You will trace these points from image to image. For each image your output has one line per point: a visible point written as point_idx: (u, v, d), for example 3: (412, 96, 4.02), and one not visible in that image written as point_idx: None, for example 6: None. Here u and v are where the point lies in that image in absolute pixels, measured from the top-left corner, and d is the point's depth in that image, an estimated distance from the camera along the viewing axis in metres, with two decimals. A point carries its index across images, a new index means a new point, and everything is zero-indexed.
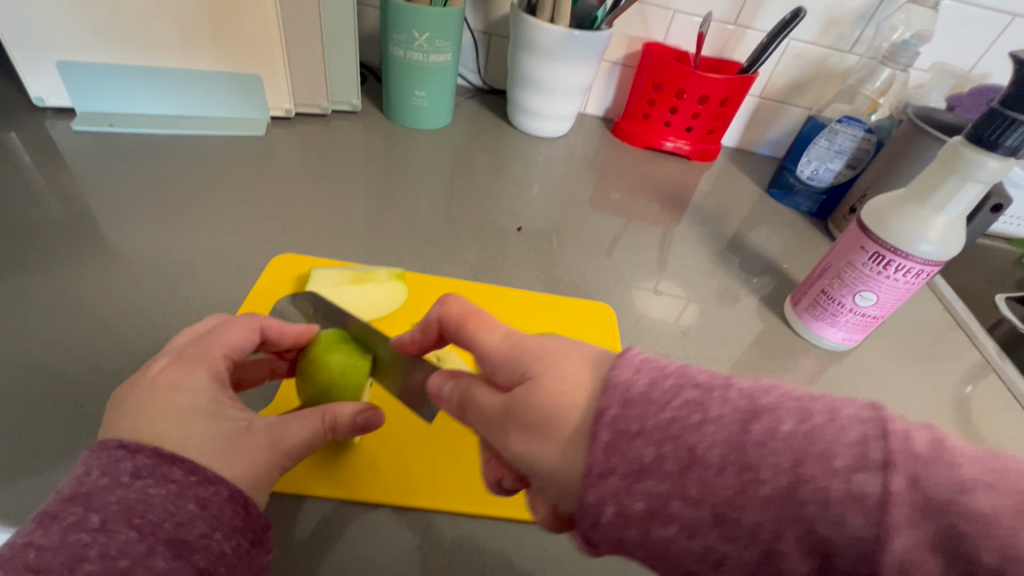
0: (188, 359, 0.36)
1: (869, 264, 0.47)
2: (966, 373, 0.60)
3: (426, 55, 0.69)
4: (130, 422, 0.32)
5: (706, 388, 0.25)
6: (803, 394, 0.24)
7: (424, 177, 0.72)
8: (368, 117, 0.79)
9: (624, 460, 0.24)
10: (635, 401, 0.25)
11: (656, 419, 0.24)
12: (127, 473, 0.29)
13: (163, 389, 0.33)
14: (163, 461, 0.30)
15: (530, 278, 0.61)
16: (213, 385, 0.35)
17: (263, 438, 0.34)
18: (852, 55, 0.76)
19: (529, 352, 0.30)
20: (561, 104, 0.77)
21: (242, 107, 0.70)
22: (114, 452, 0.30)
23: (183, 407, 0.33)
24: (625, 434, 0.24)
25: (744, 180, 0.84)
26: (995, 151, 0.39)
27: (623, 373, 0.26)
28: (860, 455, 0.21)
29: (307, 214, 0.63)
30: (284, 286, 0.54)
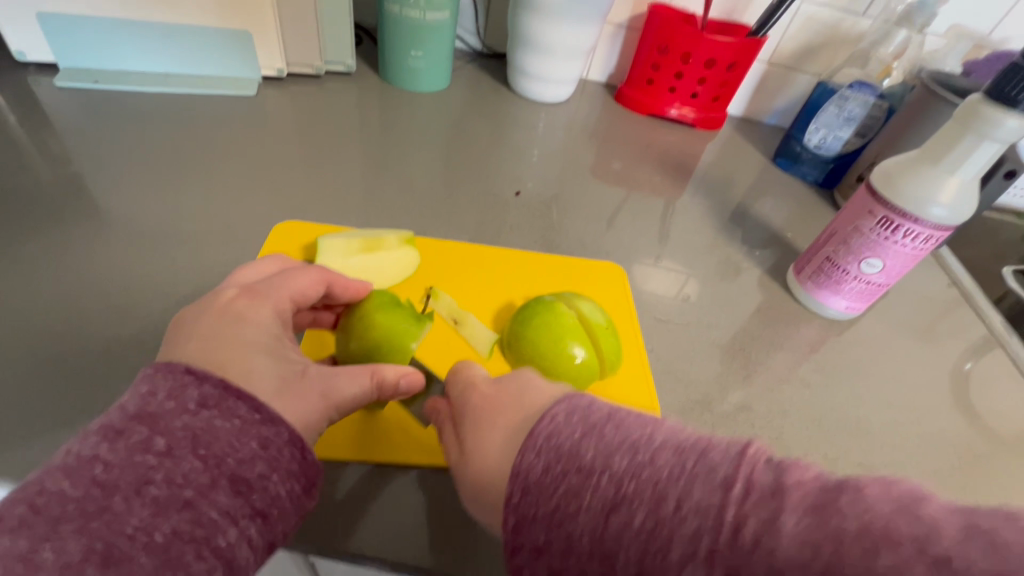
0: (260, 295, 0.36)
1: (878, 229, 0.45)
2: (969, 346, 0.59)
3: (423, 13, 0.67)
4: (197, 343, 0.32)
5: (588, 470, 0.25)
6: (660, 472, 0.23)
7: (422, 142, 0.70)
8: (364, 79, 0.76)
9: (529, 541, 0.25)
10: (531, 488, 0.26)
11: (546, 507, 0.25)
12: (194, 402, 0.29)
13: (236, 318, 0.34)
14: (228, 395, 0.29)
15: (527, 244, 0.60)
16: (277, 325, 0.35)
17: (316, 386, 0.33)
18: (866, 18, 0.73)
19: (483, 405, 0.32)
20: (563, 68, 0.75)
21: (232, 66, 0.68)
22: (182, 377, 0.29)
23: (249, 341, 0.33)
24: (526, 518, 0.25)
25: (750, 149, 0.82)
26: (1015, 108, 0.38)
27: (524, 457, 0.26)
28: (688, 553, 0.21)
29: (300, 177, 0.62)
30: (289, 252, 0.52)
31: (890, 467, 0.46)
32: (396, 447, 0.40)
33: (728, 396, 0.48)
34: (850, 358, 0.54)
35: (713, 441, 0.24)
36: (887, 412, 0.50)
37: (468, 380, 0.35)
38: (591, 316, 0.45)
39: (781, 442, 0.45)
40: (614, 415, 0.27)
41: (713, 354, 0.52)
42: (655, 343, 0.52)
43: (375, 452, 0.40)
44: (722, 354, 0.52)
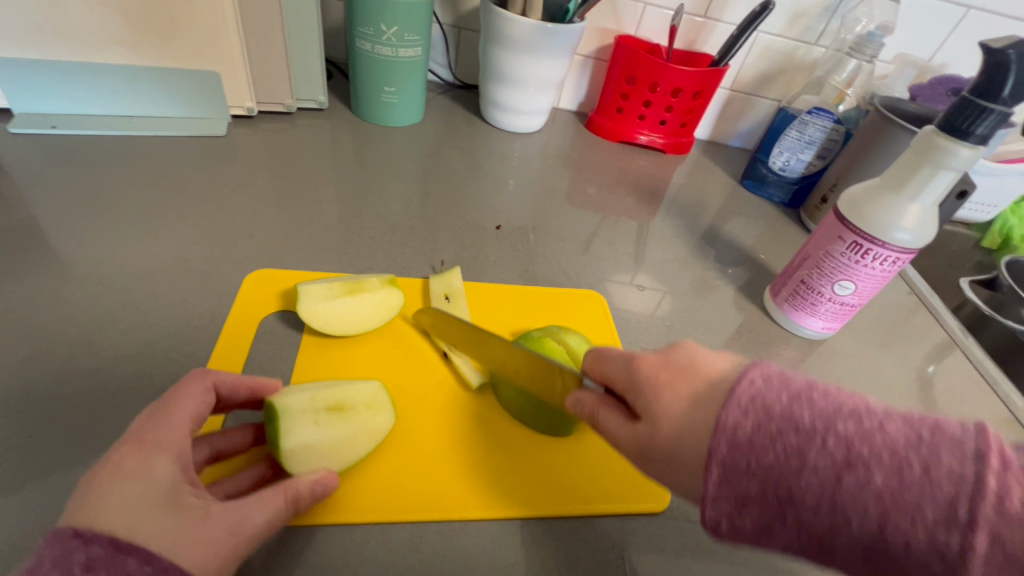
0: (146, 443, 0.31)
1: (848, 253, 0.47)
2: (934, 353, 0.62)
3: (394, 50, 0.66)
4: (83, 515, 0.27)
5: (808, 431, 0.26)
6: (895, 439, 0.25)
7: (396, 176, 0.70)
8: (336, 114, 0.76)
9: (734, 491, 0.27)
10: (743, 444, 0.27)
11: (762, 460, 0.26)
12: (79, 565, 0.25)
13: (123, 476, 0.29)
14: (119, 552, 0.26)
15: (510, 276, 0.60)
16: (176, 469, 0.30)
17: (221, 523, 0.29)
18: (818, 47, 0.77)
19: (654, 375, 0.32)
20: (533, 98, 0.76)
21: (199, 106, 0.66)
22: (69, 542, 0.26)
23: (139, 496, 0.28)
24: (734, 470, 0.27)
25: (717, 172, 0.84)
26: (967, 139, 0.40)
27: (731, 414, 0.27)
28: (946, 512, 0.23)
29: (273, 217, 0.60)
30: (270, 302, 0.50)
31: None
32: (396, 502, 0.38)
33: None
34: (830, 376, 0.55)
35: (939, 418, 0.26)
36: None
37: (623, 359, 0.34)
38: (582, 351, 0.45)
39: None
40: (816, 385, 0.28)
41: None
42: None
43: (371, 511, 0.37)
44: None
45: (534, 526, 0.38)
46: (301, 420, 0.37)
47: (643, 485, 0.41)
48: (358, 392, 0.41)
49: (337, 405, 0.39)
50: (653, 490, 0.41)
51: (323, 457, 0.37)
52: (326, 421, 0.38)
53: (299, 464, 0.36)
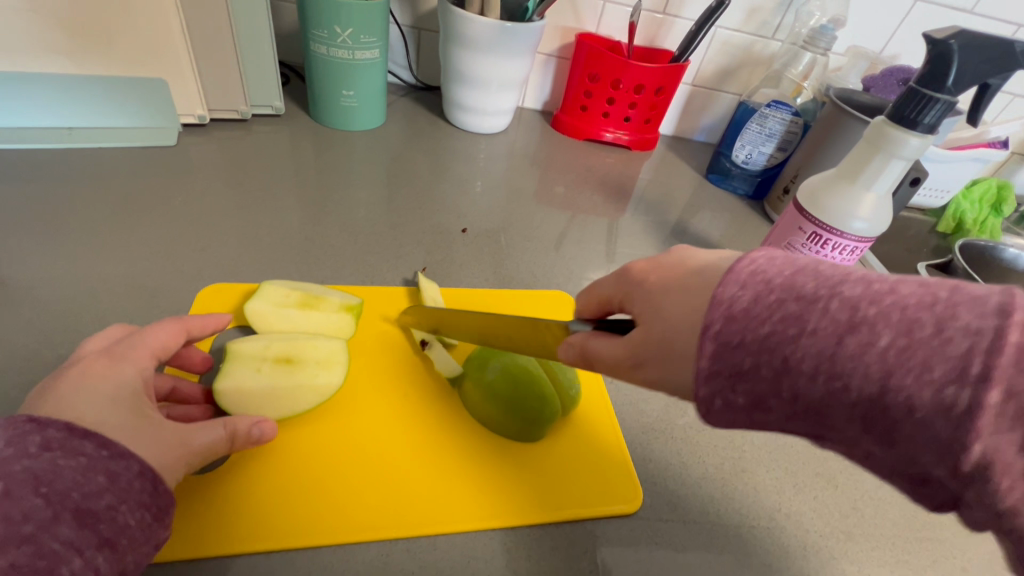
0: (116, 355, 0.33)
1: (807, 244, 0.48)
2: None
3: (350, 52, 0.65)
4: (54, 406, 0.29)
5: (808, 299, 0.24)
6: (909, 299, 0.22)
7: (360, 182, 0.68)
8: (294, 120, 0.73)
9: (725, 366, 0.25)
10: (738, 316, 0.24)
11: (756, 332, 0.24)
12: (35, 445, 0.27)
13: (95, 377, 0.31)
14: (75, 435, 0.28)
15: (482, 278, 0.59)
16: (139, 382, 0.33)
17: (170, 434, 0.31)
18: (775, 41, 0.79)
19: (648, 277, 0.31)
20: (496, 98, 0.75)
21: (145, 116, 0.63)
22: (21, 426, 0.27)
23: (107, 394, 0.31)
24: (727, 345, 0.25)
25: (682, 167, 0.85)
26: (916, 128, 0.41)
27: (728, 289, 0.25)
28: (958, 369, 0.20)
29: (230, 228, 0.58)
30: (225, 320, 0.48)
31: (846, 470, 0.46)
32: (359, 522, 0.36)
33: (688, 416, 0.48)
34: None
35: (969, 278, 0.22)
36: None
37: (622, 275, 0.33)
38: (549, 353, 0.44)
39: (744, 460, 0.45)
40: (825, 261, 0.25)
41: None
42: None
43: (333, 532, 0.36)
44: None
45: (504, 538, 0.37)
46: (245, 366, 0.38)
47: (612, 487, 0.41)
48: (313, 349, 0.40)
49: (286, 357, 0.39)
50: (625, 491, 0.41)
51: (258, 403, 0.37)
52: (269, 370, 0.38)
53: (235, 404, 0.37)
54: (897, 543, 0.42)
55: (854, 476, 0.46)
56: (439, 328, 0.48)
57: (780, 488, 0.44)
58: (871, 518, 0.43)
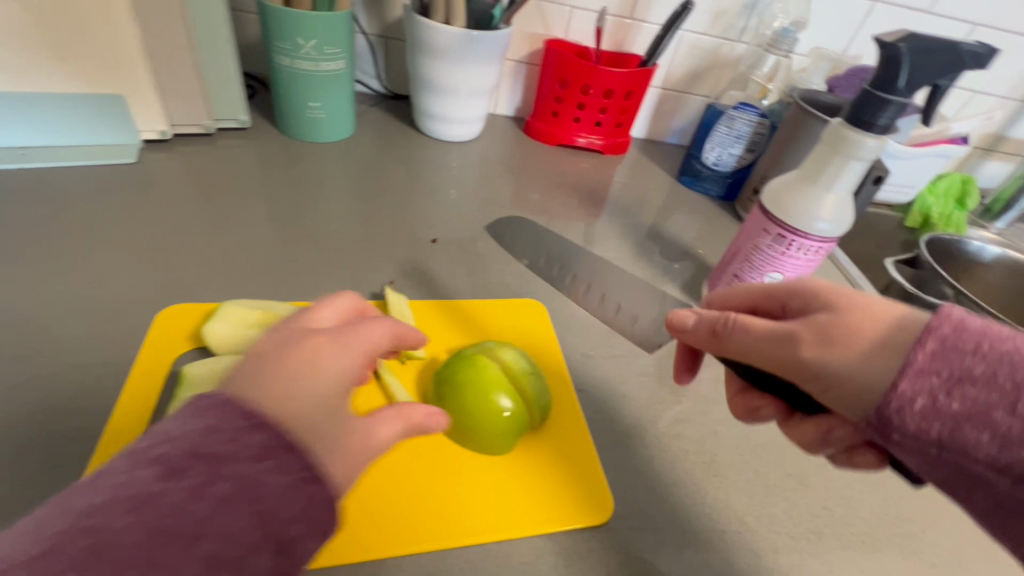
0: (342, 346, 0.31)
1: (774, 246, 0.49)
2: None
3: (315, 64, 0.64)
4: (280, 391, 0.28)
5: None
6: None
7: (331, 194, 0.67)
8: (261, 133, 0.72)
9: (951, 366, 0.27)
10: (970, 328, 0.28)
11: (994, 346, 0.27)
12: (251, 452, 0.25)
13: (325, 372, 0.29)
14: (286, 447, 0.26)
15: (462, 286, 0.58)
16: (354, 375, 0.31)
17: (355, 435, 0.30)
18: (740, 43, 0.79)
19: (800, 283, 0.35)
20: (467, 107, 0.75)
21: (105, 132, 0.62)
22: (240, 420, 0.26)
23: (307, 395, 0.28)
24: (955, 348, 0.27)
25: (655, 170, 0.86)
26: (871, 130, 0.41)
27: (957, 308, 0.29)
28: None
29: (197, 243, 0.57)
30: (181, 341, 0.45)
31: (817, 469, 0.46)
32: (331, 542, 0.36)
33: (662, 422, 0.48)
34: None
35: None
36: None
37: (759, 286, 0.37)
38: (516, 364, 0.44)
39: (716, 464, 0.45)
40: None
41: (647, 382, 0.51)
42: (594, 377, 0.51)
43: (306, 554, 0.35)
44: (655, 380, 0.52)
45: (474, 555, 0.37)
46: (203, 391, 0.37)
47: (585, 498, 0.41)
48: None
49: None
50: (600, 500, 0.41)
51: None
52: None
53: None
54: (866, 540, 0.42)
55: (825, 475, 0.46)
56: None
57: (752, 491, 0.44)
58: (841, 516, 0.43)
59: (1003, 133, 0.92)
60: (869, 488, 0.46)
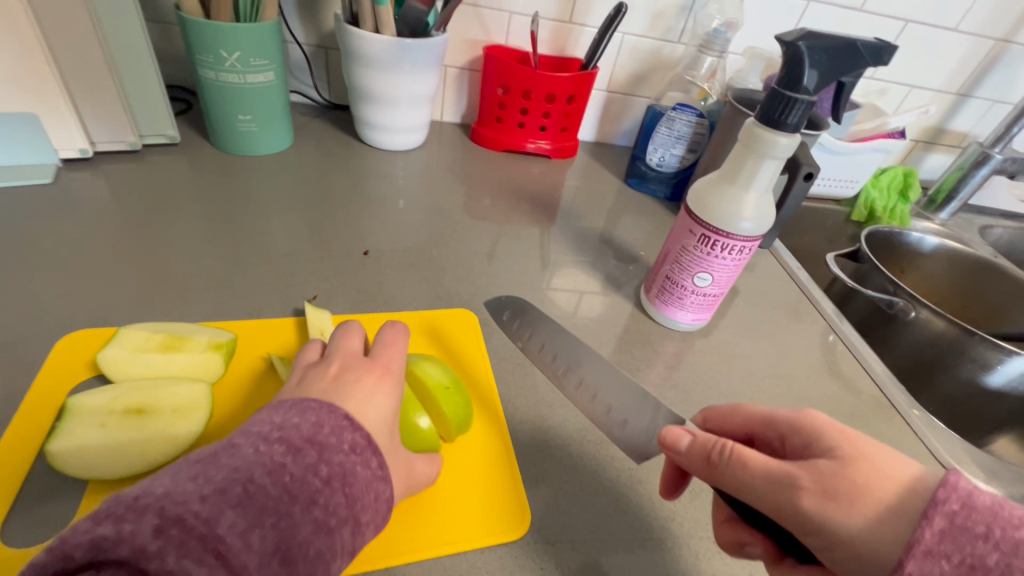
0: (382, 377, 0.38)
1: (699, 246, 0.49)
2: (825, 324, 0.65)
3: (242, 76, 0.63)
4: (355, 405, 0.35)
5: None
6: None
7: (266, 207, 0.65)
8: (193, 148, 0.71)
9: (960, 551, 0.26)
10: (980, 507, 0.26)
11: (1007, 532, 0.26)
12: (349, 444, 0.31)
13: (377, 394, 0.36)
14: (367, 449, 0.32)
15: (414, 296, 0.57)
16: (392, 404, 0.37)
17: (404, 464, 0.36)
18: (680, 45, 0.80)
19: (804, 417, 0.35)
20: (406, 116, 0.74)
21: (19, 152, 0.59)
22: (342, 420, 0.33)
23: (379, 411, 0.35)
24: (962, 528, 0.26)
25: (605, 173, 0.86)
26: (783, 129, 0.41)
27: (963, 479, 0.28)
28: None
29: (117, 260, 0.54)
30: (83, 368, 0.43)
31: None
32: None
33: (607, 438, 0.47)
34: (709, 366, 0.56)
35: None
36: None
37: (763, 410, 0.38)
38: (433, 378, 0.43)
39: (646, 470, 0.45)
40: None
41: None
42: (529, 386, 0.50)
43: None
44: None
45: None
46: (88, 420, 0.36)
47: (506, 513, 0.40)
48: (172, 395, 0.38)
49: (136, 408, 0.37)
50: (521, 515, 0.40)
51: (97, 461, 0.34)
52: (115, 423, 0.36)
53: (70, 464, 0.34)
54: None
55: None
56: None
57: (679, 496, 0.44)
58: None
59: (941, 126, 0.94)
60: None
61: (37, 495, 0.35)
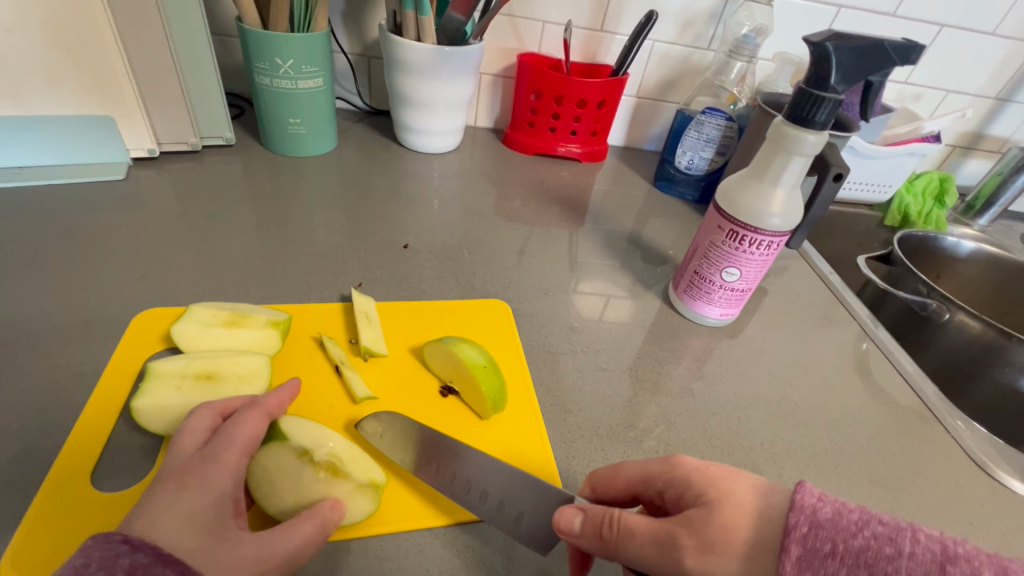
0: (208, 459, 0.33)
1: (728, 241, 0.50)
2: (857, 333, 0.64)
3: (294, 82, 0.68)
4: (142, 522, 0.29)
5: (893, 525, 0.27)
6: (973, 550, 0.26)
7: (312, 204, 0.69)
8: (246, 150, 0.76)
9: None
10: (824, 523, 0.27)
11: (849, 544, 0.26)
12: (122, 570, 0.26)
13: (195, 486, 0.31)
14: (158, 561, 0.27)
15: (446, 288, 0.60)
16: (229, 487, 0.32)
17: (251, 549, 0.30)
18: (710, 51, 0.82)
19: (677, 468, 0.34)
20: (443, 120, 0.78)
21: (95, 151, 0.65)
22: (115, 547, 0.27)
23: (189, 511, 0.30)
24: (816, 552, 0.27)
25: (634, 177, 0.87)
26: (812, 127, 0.43)
27: (808, 499, 0.28)
28: None
29: (179, 249, 0.59)
30: (152, 343, 0.47)
31: (770, 458, 0.48)
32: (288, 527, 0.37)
33: (640, 429, 0.48)
34: (736, 362, 0.57)
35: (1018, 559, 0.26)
36: (765, 405, 0.53)
37: (638, 467, 0.36)
38: (470, 360, 0.46)
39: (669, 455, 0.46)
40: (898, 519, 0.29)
41: (615, 380, 0.53)
42: (560, 375, 0.52)
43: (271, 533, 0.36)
44: (622, 376, 0.53)
45: (419, 538, 0.38)
46: (166, 383, 0.40)
47: (432, 502, 0.40)
48: (237, 365, 0.42)
49: (207, 374, 0.41)
50: (444, 508, 0.39)
51: (176, 419, 0.39)
52: (189, 387, 0.40)
53: (154, 421, 0.39)
54: None
55: (777, 464, 0.47)
56: (369, 340, 0.49)
57: None
58: None
59: (980, 131, 0.93)
60: (822, 476, 0.47)
61: (119, 454, 0.39)
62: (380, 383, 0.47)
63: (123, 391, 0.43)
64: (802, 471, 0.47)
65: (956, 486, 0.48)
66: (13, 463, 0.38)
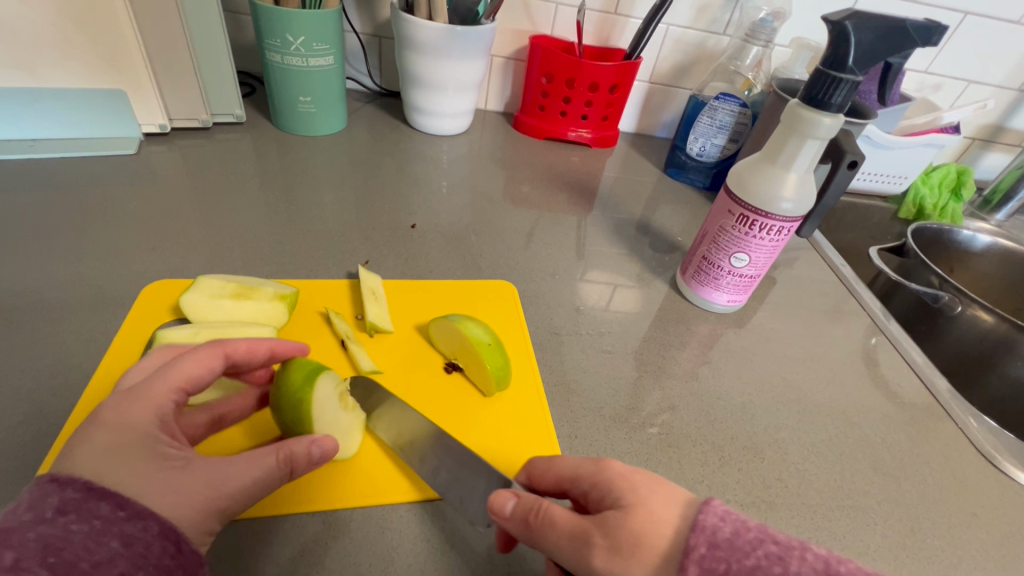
0: (132, 394, 0.32)
1: (738, 226, 0.49)
2: (867, 325, 0.63)
3: (305, 60, 0.67)
4: (65, 454, 0.29)
5: (784, 545, 0.26)
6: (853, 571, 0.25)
7: (320, 183, 0.69)
8: (256, 127, 0.76)
9: None
10: (722, 544, 0.26)
11: (743, 564, 0.25)
12: (52, 508, 0.26)
13: (112, 423, 0.30)
14: (93, 496, 0.27)
15: (452, 268, 0.60)
16: (153, 422, 0.32)
17: (198, 480, 0.31)
18: (725, 37, 0.81)
19: (610, 473, 0.33)
20: (454, 102, 0.77)
21: (107, 126, 0.66)
22: (45, 487, 0.27)
23: (112, 444, 0.30)
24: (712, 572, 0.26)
25: (645, 163, 0.87)
26: (827, 109, 0.42)
27: (709, 518, 0.28)
28: None
29: (190, 225, 0.59)
30: (162, 312, 0.48)
31: (775, 444, 0.48)
32: (299, 497, 0.38)
33: (643, 412, 0.48)
34: (742, 351, 0.56)
35: None
36: (771, 393, 0.53)
37: (574, 464, 0.35)
38: (472, 336, 0.46)
39: (672, 439, 0.46)
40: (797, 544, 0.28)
41: (620, 363, 0.52)
42: (565, 358, 0.52)
43: (282, 504, 0.37)
44: (627, 360, 0.53)
45: (421, 511, 0.38)
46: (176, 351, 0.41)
47: (407, 476, 0.40)
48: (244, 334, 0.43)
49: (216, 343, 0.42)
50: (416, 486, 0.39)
51: None
52: None
53: None
54: (818, 512, 0.43)
55: (781, 450, 0.47)
56: (375, 316, 0.49)
57: (708, 462, 0.45)
58: (793, 488, 0.45)
59: (1001, 124, 0.91)
60: (825, 463, 0.47)
61: None
62: (384, 358, 0.47)
63: (133, 357, 0.44)
64: (806, 460, 0.47)
65: (962, 479, 0.47)
66: (26, 425, 0.39)
